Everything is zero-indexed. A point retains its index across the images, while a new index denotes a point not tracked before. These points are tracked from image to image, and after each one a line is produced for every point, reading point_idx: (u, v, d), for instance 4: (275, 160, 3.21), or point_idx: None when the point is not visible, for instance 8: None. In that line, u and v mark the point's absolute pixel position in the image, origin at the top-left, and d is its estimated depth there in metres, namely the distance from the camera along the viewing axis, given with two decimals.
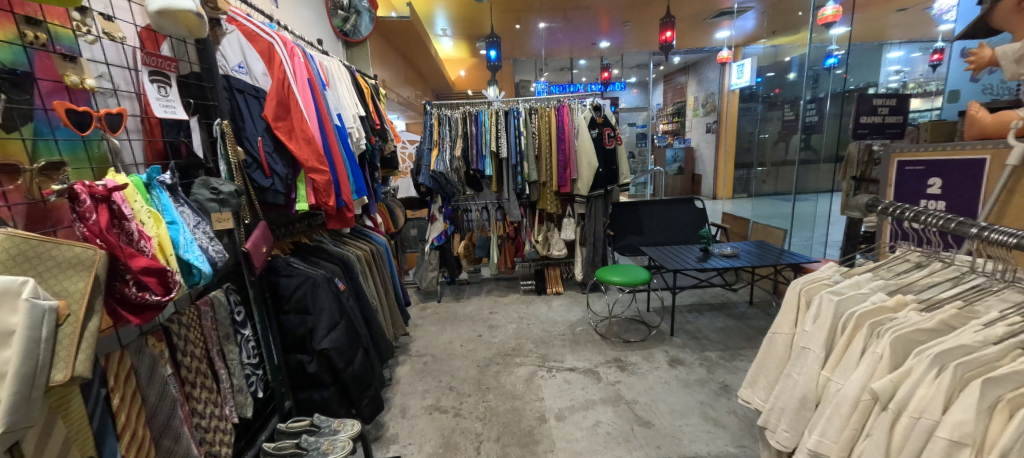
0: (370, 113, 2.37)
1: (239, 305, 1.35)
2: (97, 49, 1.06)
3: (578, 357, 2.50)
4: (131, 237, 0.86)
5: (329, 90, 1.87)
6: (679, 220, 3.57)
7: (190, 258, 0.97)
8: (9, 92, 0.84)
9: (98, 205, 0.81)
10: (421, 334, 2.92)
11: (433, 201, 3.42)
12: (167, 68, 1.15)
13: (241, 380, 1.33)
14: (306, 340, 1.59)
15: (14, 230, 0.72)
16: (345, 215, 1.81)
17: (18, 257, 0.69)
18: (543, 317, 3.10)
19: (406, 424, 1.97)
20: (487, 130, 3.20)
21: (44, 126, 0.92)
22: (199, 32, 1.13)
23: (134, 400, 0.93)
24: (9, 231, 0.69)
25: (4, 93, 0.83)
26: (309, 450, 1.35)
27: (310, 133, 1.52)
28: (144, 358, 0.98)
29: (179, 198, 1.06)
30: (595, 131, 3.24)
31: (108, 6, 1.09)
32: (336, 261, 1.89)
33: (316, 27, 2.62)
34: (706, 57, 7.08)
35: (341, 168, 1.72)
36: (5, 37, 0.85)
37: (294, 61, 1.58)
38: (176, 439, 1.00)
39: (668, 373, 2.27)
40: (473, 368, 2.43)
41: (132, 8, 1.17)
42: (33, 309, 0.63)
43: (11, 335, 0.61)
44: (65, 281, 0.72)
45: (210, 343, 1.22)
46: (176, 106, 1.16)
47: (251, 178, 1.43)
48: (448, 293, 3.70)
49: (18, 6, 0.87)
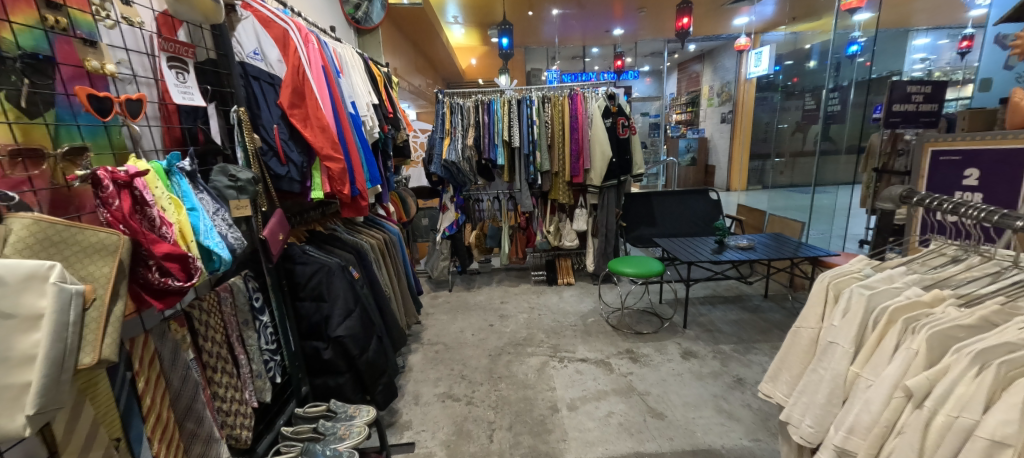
0: (383, 101, 2.37)
1: (257, 292, 1.35)
2: (115, 35, 1.06)
3: (590, 347, 2.49)
4: (153, 223, 0.87)
5: (344, 78, 1.87)
6: (693, 211, 3.52)
7: (210, 244, 0.98)
8: (32, 77, 0.85)
9: (121, 191, 0.82)
10: (433, 322, 2.94)
11: (445, 190, 3.45)
12: (184, 53, 1.15)
13: (260, 365, 1.34)
14: (321, 327, 1.61)
15: (41, 214, 0.71)
16: (359, 203, 1.82)
17: (44, 241, 0.68)
18: (554, 307, 3.09)
19: (419, 411, 1.99)
20: (499, 119, 3.17)
21: (64, 112, 0.93)
22: (215, 17, 1.14)
23: (158, 383, 0.93)
24: (36, 215, 0.68)
25: (28, 78, 0.84)
26: (326, 435, 1.39)
27: (325, 121, 1.53)
28: (167, 343, 0.98)
29: (199, 185, 1.07)
30: (609, 120, 3.18)
31: None
32: (350, 250, 1.89)
33: (328, 14, 2.61)
34: (723, 44, 6.91)
35: (355, 155, 1.73)
36: (26, 22, 0.85)
37: (308, 47, 1.59)
38: (198, 422, 1.02)
39: (681, 366, 2.26)
40: (484, 357, 2.44)
41: None
42: (60, 293, 0.63)
43: (39, 318, 0.61)
44: (90, 266, 0.72)
45: (230, 329, 1.23)
46: (194, 93, 1.16)
47: (267, 166, 1.44)
48: (459, 282, 3.72)
49: None
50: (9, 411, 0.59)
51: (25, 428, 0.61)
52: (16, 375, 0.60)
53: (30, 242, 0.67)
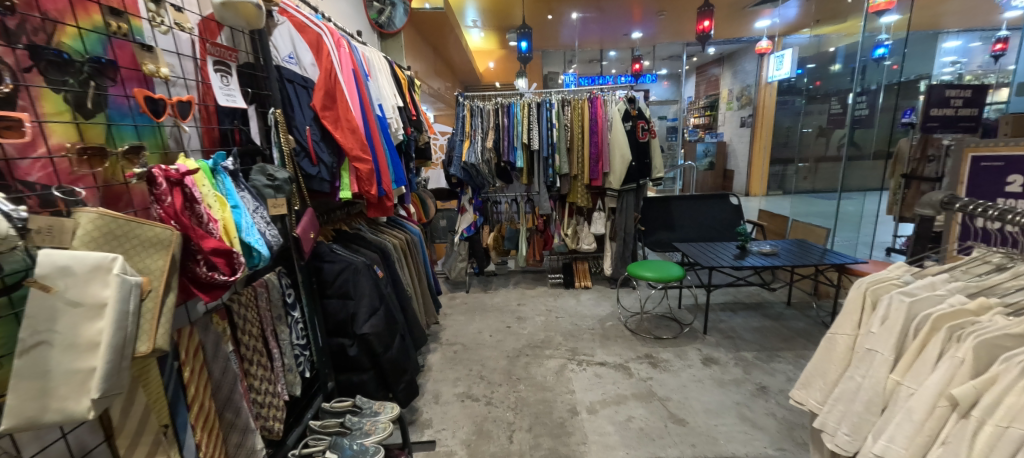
0: (407, 103, 2.41)
1: (289, 288, 1.40)
2: (168, 39, 1.14)
3: (608, 351, 2.48)
4: (201, 220, 0.90)
5: (372, 81, 1.92)
6: (713, 216, 3.47)
7: (251, 241, 1.02)
8: (99, 80, 0.91)
9: (173, 189, 0.87)
10: (450, 323, 2.97)
11: (463, 192, 3.48)
12: (229, 58, 1.21)
13: (291, 359, 1.39)
14: (346, 324, 1.64)
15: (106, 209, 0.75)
16: (385, 204, 1.86)
17: (108, 234, 0.72)
18: (571, 311, 3.09)
19: (440, 410, 2.01)
20: (519, 122, 3.18)
21: (115, 113, 0.97)
22: (257, 22, 1.20)
23: (201, 372, 0.97)
24: (101, 210, 0.72)
25: (95, 81, 0.90)
26: (353, 430, 1.43)
27: (355, 123, 1.58)
28: (210, 335, 1.02)
29: (241, 184, 1.13)
30: (629, 124, 3.17)
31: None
32: (374, 249, 1.93)
33: (354, 18, 2.67)
34: (744, 47, 6.82)
35: (382, 157, 1.77)
36: (92, 27, 0.91)
37: (340, 51, 1.64)
38: (236, 412, 1.06)
39: (702, 372, 2.23)
40: (503, 359, 2.45)
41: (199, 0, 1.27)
42: (122, 283, 0.66)
43: (104, 307, 0.65)
44: (147, 259, 0.76)
45: (266, 323, 1.28)
46: (236, 95, 1.23)
47: (299, 166, 1.47)
48: (476, 283, 3.75)
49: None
50: (78, 392, 0.64)
51: (90, 412, 0.65)
52: (83, 361, 0.64)
53: (98, 236, 0.71)
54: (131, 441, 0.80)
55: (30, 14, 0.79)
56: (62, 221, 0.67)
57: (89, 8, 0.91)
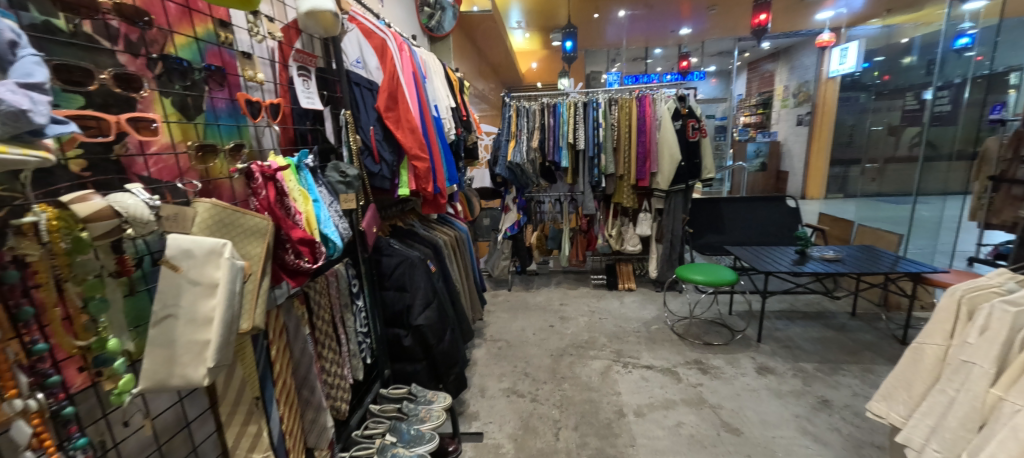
0: (459, 104, 2.48)
1: (355, 279, 1.54)
2: (262, 48, 1.29)
3: (655, 355, 2.44)
4: (288, 211, 1.07)
5: (428, 82, 1.98)
6: (769, 220, 3.32)
7: (328, 233, 1.16)
8: (212, 86, 1.09)
9: (268, 183, 1.02)
10: (494, 319, 3.01)
11: (507, 191, 3.50)
12: (310, 63, 1.37)
13: (355, 346, 1.53)
14: (402, 315, 1.71)
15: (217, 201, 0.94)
16: (439, 201, 1.92)
17: (218, 224, 0.90)
18: (615, 312, 3.05)
19: (486, 403, 2.06)
20: (564, 122, 3.19)
21: (210, 115, 1.11)
22: (333, 30, 1.32)
23: (284, 351, 1.17)
24: (214, 200, 0.91)
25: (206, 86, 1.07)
26: (410, 416, 1.54)
27: (414, 123, 1.64)
28: (292, 317, 1.21)
29: (320, 179, 1.25)
30: (678, 123, 3.09)
31: (272, 10, 1.34)
32: (427, 245, 1.99)
33: (407, 23, 2.77)
34: (802, 41, 6.47)
35: (438, 155, 1.83)
36: (202, 33, 1.09)
37: (401, 55, 1.71)
38: (310, 390, 1.27)
39: (757, 381, 2.15)
40: (547, 357, 2.46)
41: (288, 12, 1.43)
42: (232, 267, 0.82)
43: (217, 287, 0.81)
44: (248, 246, 0.94)
45: (335, 311, 1.42)
46: (315, 98, 1.38)
47: (364, 164, 1.57)
48: (518, 282, 3.78)
49: (217, 12, 1.12)
50: (197, 362, 0.80)
51: (204, 378, 0.81)
52: (200, 333, 0.81)
53: (212, 222, 0.89)
54: (230, 408, 1.02)
55: (155, 27, 0.96)
56: (185, 209, 0.85)
57: (204, 20, 1.09)
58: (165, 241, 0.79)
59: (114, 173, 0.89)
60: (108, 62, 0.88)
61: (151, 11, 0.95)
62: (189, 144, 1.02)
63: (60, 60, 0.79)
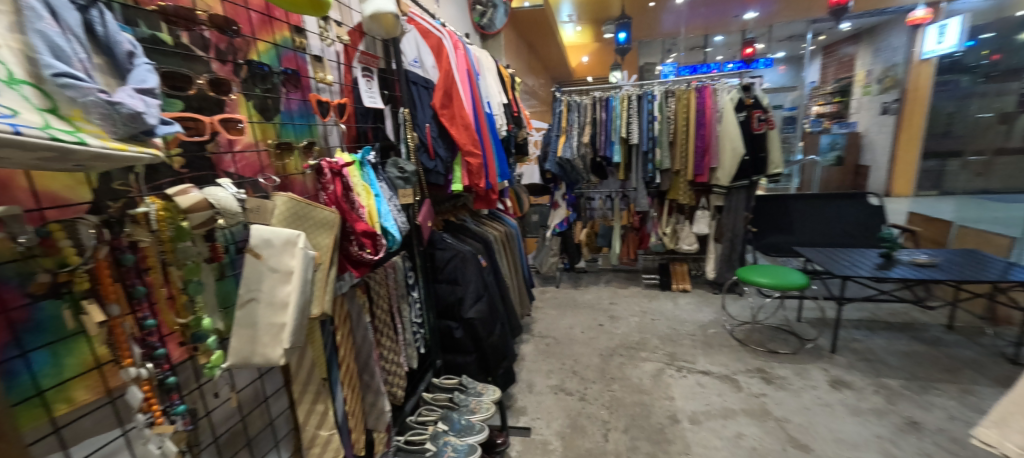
0: (511, 100, 2.49)
1: (411, 271, 1.62)
2: (330, 51, 1.39)
3: (712, 360, 2.33)
4: (353, 205, 1.24)
5: (481, 79, 2.01)
6: (844, 219, 3.05)
7: (388, 226, 1.34)
8: (284, 88, 1.19)
9: (335, 178, 1.20)
10: (542, 316, 3.02)
11: (557, 187, 3.46)
12: (371, 64, 1.48)
13: (410, 336, 1.61)
14: (454, 308, 1.76)
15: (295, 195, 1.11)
16: (490, 197, 1.96)
17: (296, 218, 1.06)
18: (668, 314, 2.95)
19: (534, 399, 2.07)
20: (617, 116, 3.10)
21: (285, 116, 1.22)
22: (395, 31, 1.39)
23: (347, 337, 1.29)
24: (290, 195, 1.06)
25: (278, 88, 1.17)
26: (460, 406, 1.59)
27: (468, 120, 1.68)
28: (355, 305, 1.32)
29: (380, 175, 1.42)
30: (743, 114, 2.92)
31: (339, 14, 1.43)
32: (479, 240, 2.03)
33: (460, 22, 2.82)
34: (890, 20, 5.82)
35: (490, 152, 1.86)
36: (278, 39, 1.19)
37: (456, 53, 1.76)
38: (370, 376, 1.36)
39: (829, 395, 2.00)
40: (596, 356, 2.43)
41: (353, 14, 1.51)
42: (304, 256, 0.96)
43: (292, 274, 0.96)
44: (319, 237, 1.10)
45: (392, 301, 1.51)
46: (377, 97, 1.49)
47: (420, 161, 1.64)
48: (566, 279, 3.75)
49: (292, 19, 1.23)
50: (275, 342, 0.95)
51: (280, 357, 0.96)
52: (277, 317, 0.95)
53: (288, 215, 1.04)
54: (301, 387, 1.12)
55: (239, 36, 1.07)
56: (265, 203, 1.00)
57: (283, 28, 1.20)
58: (250, 231, 0.93)
59: (207, 169, 1.02)
60: (203, 69, 1.00)
61: (237, 21, 1.06)
62: (269, 142, 1.14)
63: (168, 68, 0.91)
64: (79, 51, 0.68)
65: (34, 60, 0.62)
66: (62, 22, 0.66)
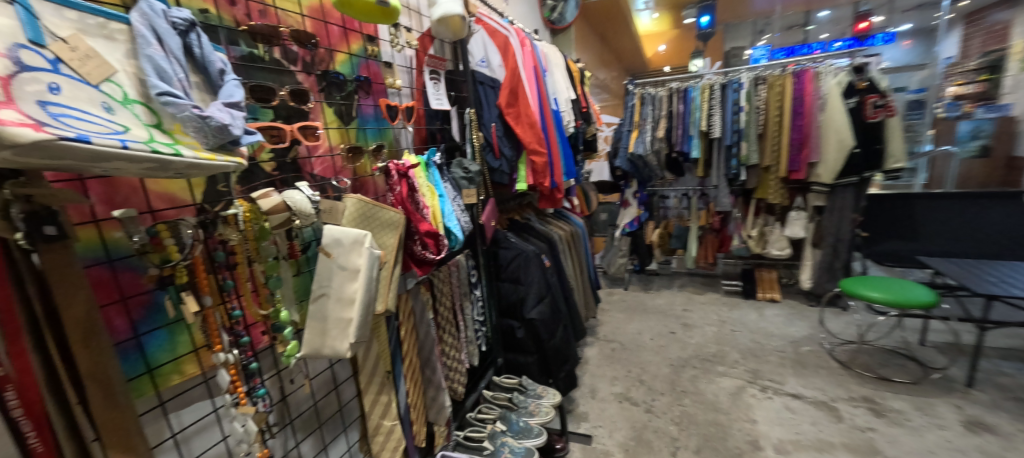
0: (579, 96, 2.41)
1: (474, 270, 1.65)
2: (399, 56, 1.45)
3: (804, 383, 2.08)
4: (418, 206, 1.27)
5: (548, 75, 1.97)
6: (996, 223, 2.39)
7: (450, 226, 1.36)
8: (358, 94, 1.27)
9: (402, 180, 1.23)
10: (608, 319, 2.91)
11: (628, 186, 3.31)
12: (440, 66, 1.48)
13: (471, 333, 1.63)
14: (517, 308, 1.74)
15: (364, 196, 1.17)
16: (555, 196, 1.92)
17: (365, 220, 1.12)
18: (751, 326, 2.69)
19: (597, 405, 2.00)
20: (697, 108, 2.87)
21: (362, 120, 1.31)
22: (462, 33, 1.41)
23: (410, 333, 1.34)
24: (360, 197, 1.12)
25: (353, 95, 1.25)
26: (518, 407, 1.58)
27: (534, 118, 1.66)
28: (419, 302, 1.37)
29: (445, 175, 1.45)
30: (853, 100, 2.54)
31: (411, 20, 1.49)
32: (543, 239, 2.01)
33: (530, 19, 2.79)
34: None
35: (556, 150, 1.82)
36: (353, 50, 1.28)
37: (523, 50, 1.74)
38: (431, 371, 1.40)
39: (960, 438, 1.68)
40: (666, 366, 2.29)
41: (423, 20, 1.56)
42: (371, 256, 1.02)
43: (359, 272, 1.01)
44: (384, 237, 1.15)
45: (455, 298, 1.54)
46: (444, 99, 1.50)
47: (486, 160, 1.64)
48: (635, 282, 3.58)
49: (365, 29, 1.30)
50: (342, 336, 1.01)
51: (346, 350, 1.01)
52: (345, 312, 1.01)
53: (357, 216, 1.11)
54: (368, 377, 1.18)
55: (320, 48, 1.16)
56: (337, 205, 1.07)
57: (356, 39, 1.29)
58: (323, 231, 1.00)
59: (292, 172, 1.11)
60: (290, 80, 1.10)
61: (318, 35, 1.16)
62: (342, 146, 1.22)
63: (258, 82, 1.02)
64: (179, 71, 0.75)
65: (144, 83, 0.70)
66: (166, 47, 0.74)
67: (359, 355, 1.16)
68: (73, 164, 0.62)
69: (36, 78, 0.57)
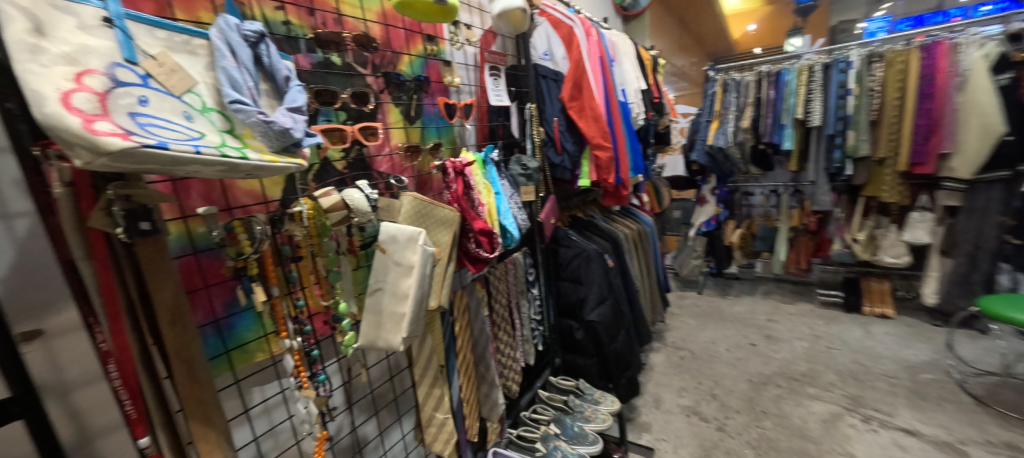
0: (651, 86, 2.25)
1: (531, 268, 1.61)
2: (460, 54, 1.46)
3: (921, 417, 1.75)
4: (473, 203, 1.27)
5: (616, 65, 1.86)
6: None
7: (506, 224, 1.35)
8: (419, 94, 1.30)
9: (457, 178, 1.24)
10: (678, 325, 2.72)
11: (704, 181, 3.12)
12: (499, 62, 1.45)
13: (528, 332, 1.60)
14: (576, 308, 1.69)
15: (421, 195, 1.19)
16: (620, 193, 1.80)
17: (419, 219, 1.14)
18: (853, 344, 2.34)
19: (661, 417, 1.88)
20: (791, 93, 2.54)
21: (426, 119, 1.35)
22: (522, 26, 1.37)
23: (465, 329, 1.34)
24: (416, 194, 1.15)
25: (416, 95, 1.29)
26: (574, 411, 1.53)
27: (599, 111, 1.56)
28: (474, 298, 1.38)
29: (502, 173, 1.43)
30: (1007, 76, 2.02)
31: (470, 17, 1.49)
32: (607, 238, 1.92)
33: (599, 7, 2.66)
34: None
35: (622, 144, 1.71)
36: (416, 52, 1.31)
37: (589, 40, 1.63)
38: (485, 368, 1.41)
39: None
40: (743, 382, 2.08)
41: (482, 17, 1.55)
42: (424, 253, 1.03)
43: (412, 268, 1.03)
44: (439, 235, 1.16)
45: (511, 296, 1.52)
46: (503, 95, 1.46)
47: (546, 155, 1.60)
48: (711, 286, 3.30)
49: (426, 29, 1.33)
50: (395, 329, 1.04)
51: (399, 344, 1.04)
52: (399, 306, 1.04)
53: (412, 214, 1.13)
54: (421, 371, 1.22)
55: (388, 51, 1.21)
56: (394, 202, 1.10)
57: (416, 40, 1.30)
58: (380, 228, 1.04)
59: (363, 169, 1.18)
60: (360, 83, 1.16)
61: (387, 40, 1.21)
62: (400, 145, 1.24)
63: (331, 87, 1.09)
64: (250, 80, 0.78)
65: (219, 92, 0.74)
66: (239, 59, 0.78)
67: (415, 347, 1.20)
68: (162, 171, 0.64)
69: (127, 93, 0.60)
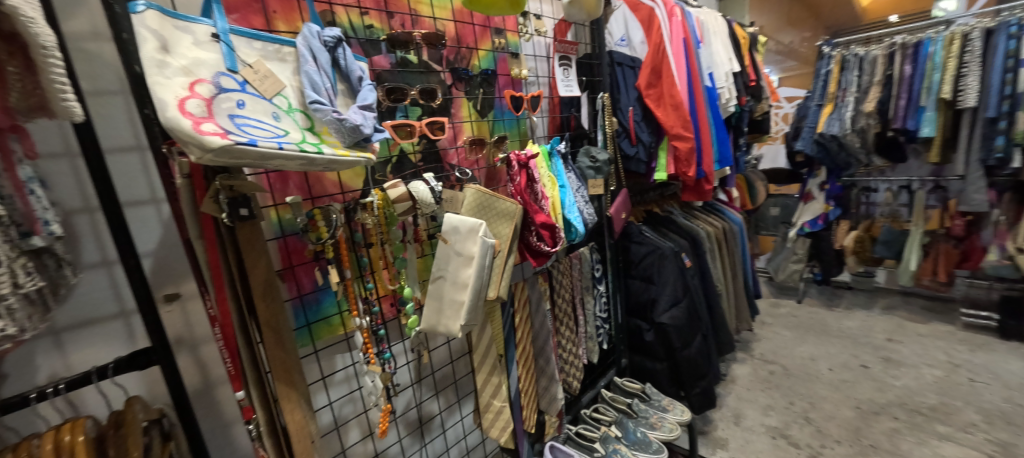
0: (746, 68, 2.01)
1: (599, 263, 1.56)
2: (530, 46, 1.46)
3: None
4: (536, 196, 1.26)
5: (704, 47, 1.69)
6: None
7: (571, 219, 1.32)
8: (487, 88, 1.32)
9: (521, 171, 1.24)
10: (770, 336, 2.44)
11: (812, 175, 2.78)
12: (571, 51, 1.40)
13: (592, 330, 1.56)
14: (647, 309, 1.60)
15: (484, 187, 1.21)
16: (702, 187, 1.65)
17: (479, 211, 1.16)
18: (1008, 378, 1.88)
19: (741, 435, 1.70)
20: (936, 67, 2.08)
21: (497, 112, 1.38)
22: (596, 12, 1.31)
23: (525, 322, 1.34)
24: (478, 187, 1.17)
25: (486, 89, 1.32)
26: (637, 416, 1.47)
27: (679, 98, 1.45)
28: (535, 292, 1.37)
29: (570, 165, 1.40)
30: None
31: (539, 8, 1.47)
32: (686, 235, 1.78)
33: None
34: None
35: (707, 133, 1.56)
36: (487, 47, 1.34)
37: (672, 21, 1.50)
38: (544, 362, 1.40)
39: None
40: (848, 408, 1.79)
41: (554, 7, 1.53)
42: (485, 244, 1.05)
43: (472, 258, 1.06)
44: (500, 228, 1.16)
45: (575, 292, 1.50)
46: (573, 85, 1.41)
47: (620, 147, 1.52)
48: (816, 294, 2.90)
49: (493, 22, 1.34)
50: (455, 316, 1.08)
51: (458, 330, 1.08)
52: (459, 294, 1.08)
53: (475, 205, 1.15)
54: (481, 357, 1.25)
55: (462, 47, 1.26)
56: (458, 195, 1.14)
57: (484, 35, 1.32)
58: (444, 220, 1.09)
59: (435, 162, 1.26)
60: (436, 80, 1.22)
61: (463, 36, 1.26)
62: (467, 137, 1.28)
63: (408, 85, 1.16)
64: (328, 82, 0.83)
65: (303, 94, 0.80)
66: (319, 62, 0.83)
67: (474, 334, 1.23)
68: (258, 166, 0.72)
69: (229, 98, 0.69)
